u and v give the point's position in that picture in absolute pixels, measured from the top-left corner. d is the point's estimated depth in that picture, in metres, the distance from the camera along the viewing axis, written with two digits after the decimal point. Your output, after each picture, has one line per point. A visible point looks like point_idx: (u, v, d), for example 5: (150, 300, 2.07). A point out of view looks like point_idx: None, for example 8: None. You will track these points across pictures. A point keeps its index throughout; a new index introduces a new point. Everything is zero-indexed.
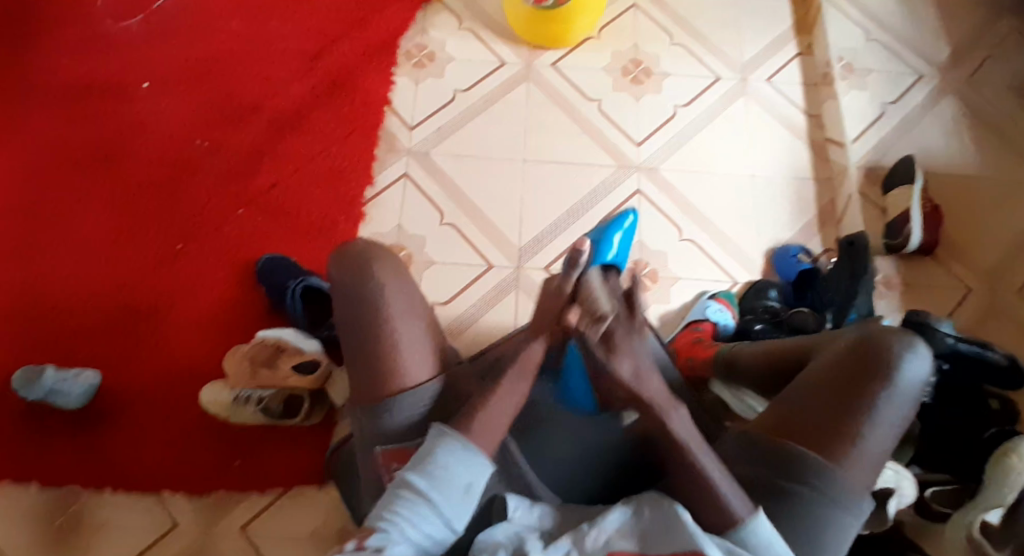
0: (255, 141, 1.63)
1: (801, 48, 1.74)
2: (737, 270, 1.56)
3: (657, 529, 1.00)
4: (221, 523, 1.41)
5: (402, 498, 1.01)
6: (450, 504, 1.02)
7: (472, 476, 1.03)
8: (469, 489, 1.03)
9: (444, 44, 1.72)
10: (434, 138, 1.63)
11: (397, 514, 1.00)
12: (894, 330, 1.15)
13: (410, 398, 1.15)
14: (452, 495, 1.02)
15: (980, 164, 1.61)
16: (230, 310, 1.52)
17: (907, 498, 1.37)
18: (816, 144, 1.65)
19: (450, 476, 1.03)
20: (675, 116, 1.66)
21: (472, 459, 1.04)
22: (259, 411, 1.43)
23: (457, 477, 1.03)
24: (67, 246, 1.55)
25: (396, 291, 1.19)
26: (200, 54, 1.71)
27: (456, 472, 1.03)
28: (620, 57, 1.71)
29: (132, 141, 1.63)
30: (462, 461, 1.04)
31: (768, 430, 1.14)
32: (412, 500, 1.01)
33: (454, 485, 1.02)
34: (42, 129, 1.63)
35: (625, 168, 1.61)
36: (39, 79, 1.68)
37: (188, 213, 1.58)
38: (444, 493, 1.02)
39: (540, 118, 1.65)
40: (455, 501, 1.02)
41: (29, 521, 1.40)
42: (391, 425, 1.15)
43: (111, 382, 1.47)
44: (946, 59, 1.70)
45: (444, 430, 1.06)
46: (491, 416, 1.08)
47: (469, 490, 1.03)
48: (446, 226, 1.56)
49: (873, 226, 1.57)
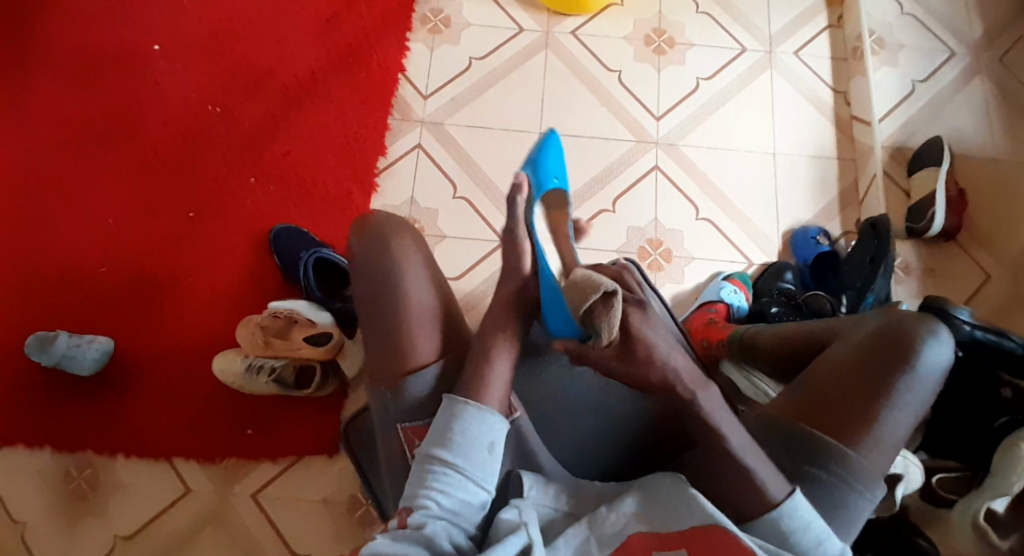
0: (267, 106, 1.59)
1: (831, 19, 1.67)
2: (754, 251, 1.53)
3: (670, 508, 0.99)
4: (233, 491, 1.43)
5: (433, 472, 1.02)
6: (479, 468, 1.03)
7: (493, 435, 1.04)
8: (491, 447, 1.04)
9: (460, 7, 1.66)
10: (448, 107, 1.59)
11: (431, 489, 1.01)
12: (918, 315, 1.15)
13: (425, 372, 1.13)
14: (478, 458, 1.03)
15: (1010, 147, 1.56)
16: (242, 280, 1.51)
17: (913, 483, 1.37)
18: (840, 122, 1.60)
19: (470, 440, 1.03)
20: (698, 89, 1.61)
21: (487, 418, 1.04)
22: (272, 382, 1.43)
23: (478, 440, 1.04)
24: (78, 212, 1.53)
25: (419, 272, 1.19)
26: (210, 12, 1.65)
27: (476, 435, 1.03)
28: (643, 26, 1.65)
29: (143, 104, 1.59)
30: (480, 423, 1.04)
31: (788, 413, 1.13)
32: (441, 471, 1.02)
33: (477, 448, 1.03)
34: (52, 90, 1.59)
35: (645, 143, 1.57)
36: (46, 36, 1.63)
37: (201, 178, 1.55)
38: (469, 459, 1.02)
39: (558, 89, 1.60)
40: (480, 463, 1.03)
41: (45, 485, 1.42)
42: (408, 400, 1.12)
43: (122, 349, 1.47)
44: (981, 36, 1.64)
45: (456, 398, 1.05)
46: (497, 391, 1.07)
47: (491, 448, 1.04)
48: (459, 199, 1.54)
49: (895, 208, 1.54)
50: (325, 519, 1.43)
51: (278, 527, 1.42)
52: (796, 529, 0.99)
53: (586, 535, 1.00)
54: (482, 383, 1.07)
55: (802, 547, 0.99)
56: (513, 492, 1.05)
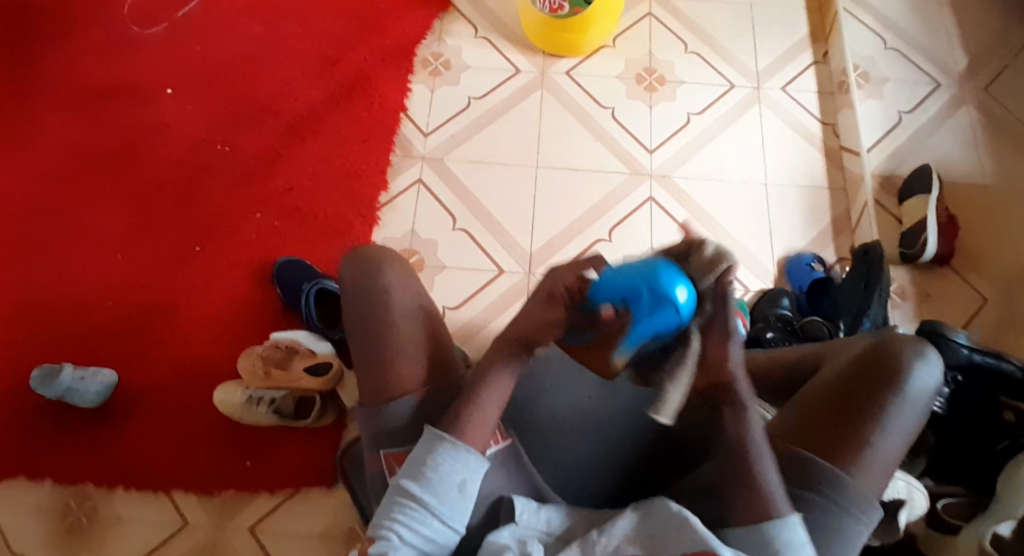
0: (273, 144, 1.65)
1: (816, 56, 1.73)
2: (749, 278, 1.55)
3: (666, 533, 0.98)
4: (230, 523, 1.42)
5: (400, 505, 1.00)
6: (448, 505, 1.00)
7: (466, 474, 1.02)
8: (463, 486, 1.01)
9: (460, 51, 1.73)
10: (448, 143, 1.65)
11: (395, 521, 0.99)
12: (907, 338, 1.13)
13: (407, 400, 1.11)
14: (448, 497, 1.01)
15: (998, 172, 1.59)
16: (246, 310, 1.54)
17: (918, 509, 1.32)
18: (830, 152, 1.64)
19: (442, 477, 1.01)
20: (689, 123, 1.66)
21: (461, 455, 1.02)
22: (272, 412, 1.44)
23: (450, 476, 1.01)
24: (88, 246, 1.57)
25: (410, 309, 1.16)
26: (221, 57, 1.73)
27: (448, 471, 1.01)
28: (634, 65, 1.71)
29: (155, 144, 1.65)
30: (452, 459, 1.01)
31: (781, 440, 1.12)
32: (409, 506, 1.00)
33: (448, 486, 1.01)
34: (67, 132, 1.65)
35: (639, 175, 1.61)
36: (63, 84, 1.70)
37: (209, 216, 1.60)
38: (437, 495, 1.00)
39: (555, 125, 1.65)
40: (450, 502, 1.01)
41: (44, 517, 1.41)
42: (389, 427, 1.10)
43: (125, 381, 1.49)
44: (964, 67, 1.69)
45: (436, 433, 1.03)
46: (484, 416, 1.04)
47: (463, 487, 1.01)
48: (458, 230, 1.57)
49: (888, 235, 1.56)
50: (322, 554, 1.41)
51: None
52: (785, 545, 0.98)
53: None
54: (467, 412, 1.04)
55: None
56: (506, 518, 1.06)
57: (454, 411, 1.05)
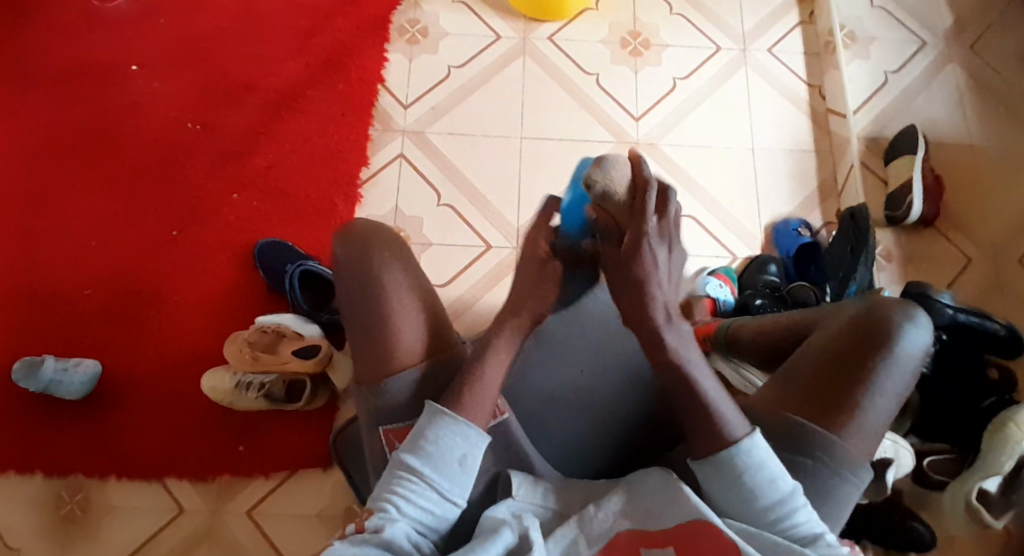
0: (249, 120, 1.60)
1: (802, 16, 1.70)
2: (737, 244, 1.54)
3: (661, 503, 0.95)
4: (227, 507, 1.41)
5: (399, 477, 0.97)
6: (448, 478, 0.97)
7: (466, 447, 0.98)
8: (464, 461, 0.97)
9: (437, 18, 1.67)
10: (430, 115, 1.60)
11: (395, 494, 0.95)
12: (895, 299, 1.09)
13: (407, 377, 1.07)
14: (448, 470, 0.97)
15: (983, 133, 1.59)
16: (230, 295, 1.50)
17: (905, 467, 1.34)
18: (817, 115, 1.63)
19: (442, 451, 0.97)
20: (675, 89, 1.63)
21: (463, 430, 0.98)
22: (261, 397, 1.41)
23: (449, 451, 0.97)
24: (60, 231, 1.52)
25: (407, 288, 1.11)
26: (189, 30, 1.66)
27: (448, 445, 0.97)
28: (619, 28, 1.67)
29: (125, 123, 1.59)
30: (453, 434, 0.98)
31: (770, 408, 1.07)
32: (408, 480, 0.96)
33: (448, 461, 0.97)
34: (32, 112, 1.59)
35: (625, 143, 1.59)
36: (24, 62, 1.62)
37: (183, 196, 1.55)
38: (437, 467, 0.97)
39: (538, 93, 1.61)
40: (450, 475, 0.97)
41: (37, 510, 1.40)
42: (390, 404, 1.06)
43: (110, 371, 1.46)
44: (950, 26, 1.67)
45: (435, 406, 0.99)
46: (484, 387, 1.01)
47: (463, 461, 0.97)
48: (443, 206, 1.54)
49: (874, 198, 1.56)
50: (321, 533, 1.40)
51: (272, 542, 1.39)
52: (750, 465, 0.93)
53: (575, 537, 0.94)
54: (464, 390, 1.00)
55: (758, 484, 0.93)
56: (502, 492, 1.01)
57: (459, 389, 1.01)
